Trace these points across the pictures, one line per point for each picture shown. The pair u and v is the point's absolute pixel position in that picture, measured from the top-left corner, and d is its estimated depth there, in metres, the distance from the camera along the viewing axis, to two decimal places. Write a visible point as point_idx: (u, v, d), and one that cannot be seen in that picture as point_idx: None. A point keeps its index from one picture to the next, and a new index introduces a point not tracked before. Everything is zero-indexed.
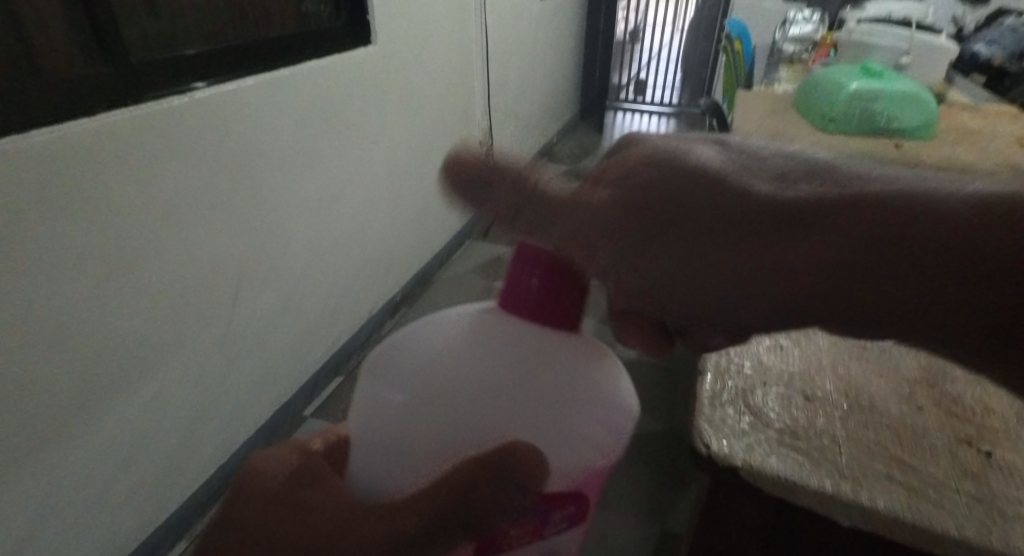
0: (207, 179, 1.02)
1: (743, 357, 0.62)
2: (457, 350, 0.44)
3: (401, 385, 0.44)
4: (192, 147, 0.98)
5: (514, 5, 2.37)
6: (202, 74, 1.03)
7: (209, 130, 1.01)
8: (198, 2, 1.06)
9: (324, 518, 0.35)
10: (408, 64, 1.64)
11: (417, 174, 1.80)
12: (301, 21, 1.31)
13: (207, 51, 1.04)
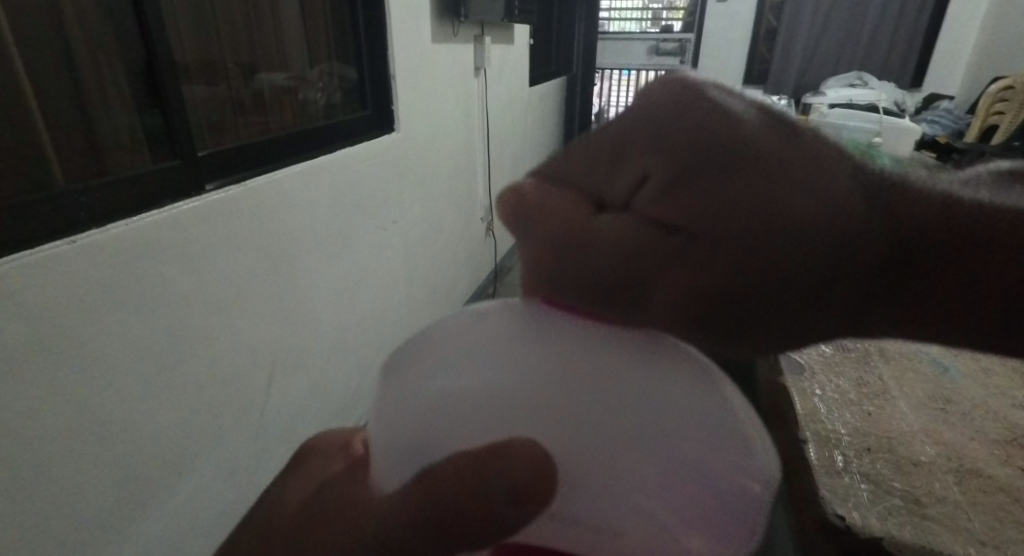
0: (251, 262, 1.02)
1: (836, 425, 0.64)
2: (491, 356, 0.39)
3: (427, 378, 0.41)
4: (239, 234, 0.98)
5: (508, 94, 2.53)
6: (247, 164, 1.05)
7: (255, 217, 1.02)
8: (244, 100, 1.14)
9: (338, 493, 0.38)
10: (423, 148, 1.71)
11: (430, 251, 1.83)
12: (330, 114, 1.39)
13: (258, 141, 1.09)
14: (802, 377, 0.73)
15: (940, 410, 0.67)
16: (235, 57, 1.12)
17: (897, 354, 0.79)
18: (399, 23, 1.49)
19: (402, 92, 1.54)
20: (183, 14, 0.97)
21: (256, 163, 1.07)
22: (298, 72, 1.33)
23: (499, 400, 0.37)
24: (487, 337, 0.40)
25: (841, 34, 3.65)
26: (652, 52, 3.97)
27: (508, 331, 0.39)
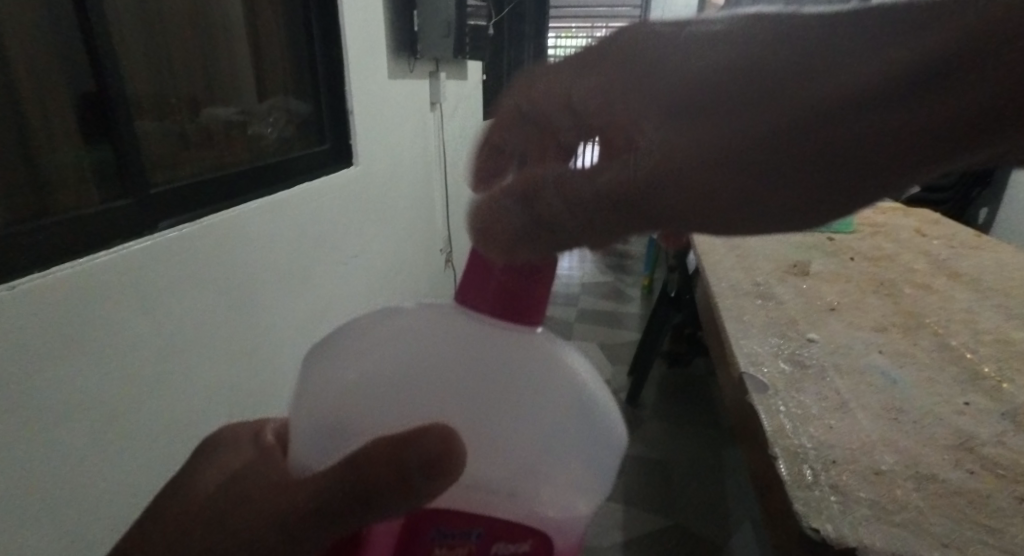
0: (208, 302, 0.99)
1: (804, 439, 0.66)
2: (407, 339, 0.40)
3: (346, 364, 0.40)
4: (196, 272, 0.95)
5: (463, 127, 2.57)
6: (201, 201, 1.02)
7: (213, 254, 1.00)
8: (201, 134, 1.11)
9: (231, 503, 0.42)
10: (382, 182, 1.72)
11: (390, 285, 1.82)
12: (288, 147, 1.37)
13: (214, 176, 1.06)
14: (767, 394, 0.76)
15: (894, 420, 0.71)
16: (180, 91, 1.06)
17: (851, 369, 0.84)
18: (356, 59, 1.50)
19: (360, 126, 1.55)
20: (138, 49, 0.94)
21: (211, 200, 1.05)
22: (249, 106, 1.27)
23: (447, 372, 0.39)
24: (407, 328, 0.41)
25: None
26: None
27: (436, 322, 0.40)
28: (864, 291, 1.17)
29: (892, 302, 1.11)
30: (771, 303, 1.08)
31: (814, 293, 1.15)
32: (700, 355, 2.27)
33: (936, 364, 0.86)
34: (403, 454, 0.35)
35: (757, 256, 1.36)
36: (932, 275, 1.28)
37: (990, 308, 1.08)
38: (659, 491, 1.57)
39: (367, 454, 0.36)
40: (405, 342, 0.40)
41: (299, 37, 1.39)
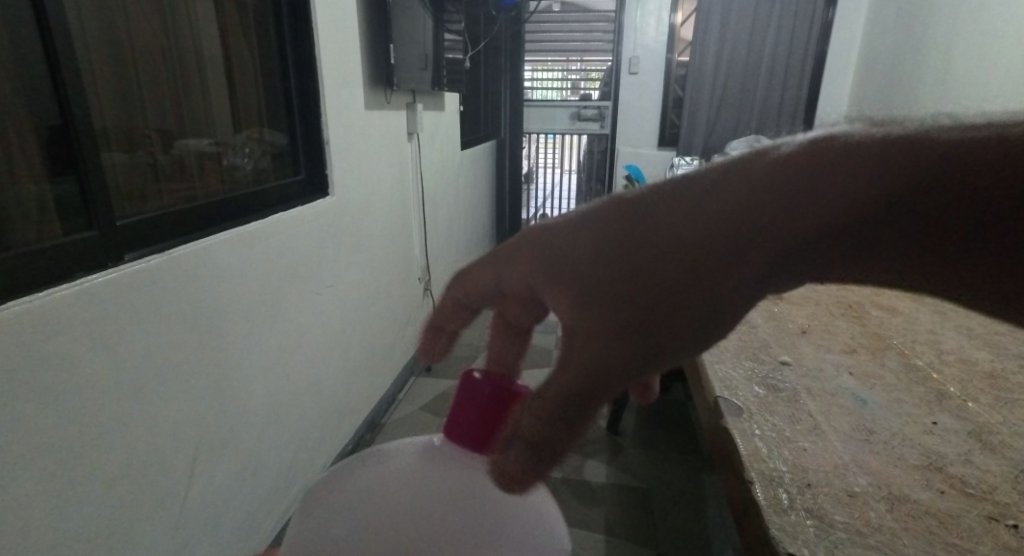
0: (175, 339, 0.96)
1: (779, 463, 0.67)
2: (396, 479, 0.55)
3: (350, 510, 0.54)
4: (164, 305, 0.94)
5: (441, 156, 2.60)
6: (170, 233, 1.01)
7: (181, 286, 0.98)
8: (175, 165, 1.11)
9: None
10: (358, 212, 1.71)
11: (365, 317, 1.81)
12: (262, 177, 1.37)
13: (183, 208, 1.05)
14: (742, 418, 0.77)
15: (865, 442, 0.71)
16: (152, 123, 1.04)
17: (822, 392, 0.85)
18: (332, 91, 1.52)
19: (336, 157, 1.56)
20: (106, 82, 0.94)
21: (178, 232, 1.03)
22: (223, 136, 1.26)
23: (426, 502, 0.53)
24: (392, 469, 0.56)
25: (736, 104, 4.06)
26: (574, 117, 4.32)
27: (416, 462, 0.56)
28: (834, 313, 1.19)
29: (860, 324, 1.13)
30: (744, 327, 1.10)
31: (786, 316, 1.17)
32: (677, 382, 2.27)
33: (904, 384, 0.88)
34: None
35: None
36: (897, 296, 1.31)
37: (953, 328, 1.11)
38: (639, 518, 1.56)
39: None
40: (395, 481, 0.55)
41: (274, 69, 1.40)
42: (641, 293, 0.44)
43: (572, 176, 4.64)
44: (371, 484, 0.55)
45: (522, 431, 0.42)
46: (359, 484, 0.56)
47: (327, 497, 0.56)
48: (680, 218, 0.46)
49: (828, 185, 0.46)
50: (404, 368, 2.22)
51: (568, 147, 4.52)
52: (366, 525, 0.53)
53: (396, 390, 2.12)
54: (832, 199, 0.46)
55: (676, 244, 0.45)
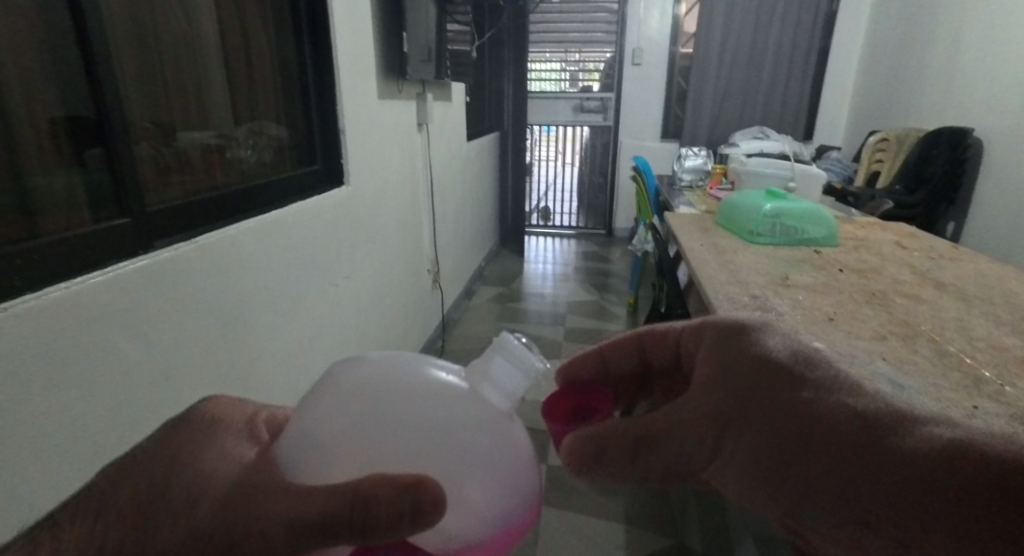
0: (204, 328, 0.96)
1: None
2: (413, 390, 0.54)
3: (352, 403, 0.53)
4: (194, 295, 0.93)
5: (449, 148, 2.59)
6: (194, 223, 1.00)
7: (209, 275, 0.97)
8: (197, 154, 1.09)
9: (198, 481, 0.51)
10: (373, 203, 1.71)
11: (379, 309, 1.80)
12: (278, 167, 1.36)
13: (206, 197, 1.04)
14: None
15: None
16: (161, 113, 0.99)
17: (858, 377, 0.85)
18: (348, 80, 1.51)
19: (351, 147, 1.55)
20: (129, 68, 0.92)
21: (187, 226, 0.98)
22: (229, 128, 1.21)
23: (431, 423, 0.52)
24: (409, 381, 0.54)
25: (740, 96, 4.05)
26: (576, 109, 4.34)
27: (437, 384, 0.54)
28: (858, 301, 1.19)
29: (886, 312, 1.13)
30: (771, 315, 1.10)
31: (810, 304, 1.17)
32: None
33: (938, 369, 0.88)
34: (403, 499, 0.47)
35: (748, 271, 1.39)
36: (917, 285, 1.32)
37: (979, 316, 1.12)
38: (656, 505, 1.57)
39: (372, 488, 0.47)
40: (409, 392, 0.54)
41: (289, 58, 1.38)
42: (724, 399, 0.51)
43: (574, 170, 4.62)
44: (385, 383, 0.54)
45: (596, 436, 0.54)
46: (372, 380, 0.54)
47: (334, 385, 0.55)
48: (819, 373, 0.51)
49: (936, 438, 0.45)
50: None
51: (570, 140, 4.52)
52: (363, 421, 0.52)
53: None
54: (925, 442, 0.45)
55: (789, 400, 0.49)
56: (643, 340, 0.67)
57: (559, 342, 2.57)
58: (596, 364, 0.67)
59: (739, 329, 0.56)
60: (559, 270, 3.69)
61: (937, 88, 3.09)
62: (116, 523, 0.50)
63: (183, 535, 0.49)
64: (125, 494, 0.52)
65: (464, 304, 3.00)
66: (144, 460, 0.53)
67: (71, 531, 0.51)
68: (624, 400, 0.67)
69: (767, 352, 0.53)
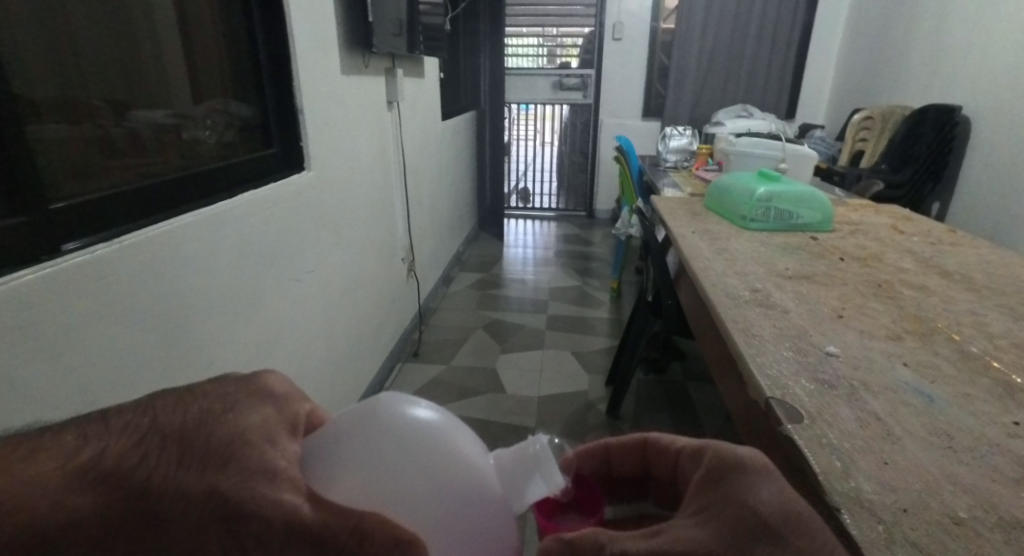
0: (142, 338, 0.86)
1: (863, 481, 0.58)
2: (451, 447, 0.53)
3: (395, 435, 0.51)
4: (126, 300, 0.83)
5: (422, 128, 2.43)
6: (121, 220, 0.87)
7: (144, 278, 0.86)
8: (133, 138, 0.94)
9: (223, 430, 0.44)
10: (338, 189, 1.57)
11: (349, 303, 1.67)
12: (231, 150, 1.22)
13: (137, 190, 0.90)
14: (805, 425, 0.67)
15: (947, 449, 0.63)
16: (83, 92, 0.84)
17: (881, 387, 0.76)
18: (306, 53, 1.35)
19: (311, 127, 1.40)
20: (33, 37, 0.76)
21: (122, 222, 0.87)
22: (185, 107, 1.08)
23: (451, 485, 0.50)
24: (453, 439, 0.54)
25: (723, 72, 3.94)
26: (555, 86, 4.18)
27: (471, 450, 0.54)
28: (865, 294, 1.11)
29: (896, 306, 1.05)
30: (775, 313, 1.00)
31: (815, 298, 1.08)
32: (675, 361, 2.19)
33: (965, 376, 0.80)
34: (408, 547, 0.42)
35: (744, 260, 1.30)
36: (923, 273, 1.24)
37: (994, 308, 1.04)
38: None
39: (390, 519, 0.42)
40: (447, 449, 0.52)
41: (237, 27, 1.22)
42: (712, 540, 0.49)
43: (554, 149, 4.49)
44: (429, 433, 0.53)
45: (571, 541, 0.50)
46: (419, 424, 0.53)
47: (381, 413, 0.53)
48: (809, 533, 0.49)
49: None
50: (390, 354, 2.10)
51: (548, 119, 4.37)
52: (394, 455, 0.50)
53: (383, 377, 2.01)
54: None
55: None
56: (648, 447, 0.68)
57: (541, 331, 2.46)
58: (600, 463, 0.69)
59: (738, 468, 0.54)
60: (539, 254, 3.57)
61: (922, 64, 3.03)
62: (154, 450, 0.42)
63: (211, 487, 0.41)
64: (176, 420, 0.43)
65: (441, 292, 2.87)
66: (207, 397, 0.46)
67: (114, 433, 0.42)
68: (621, 500, 0.70)
69: (754, 505, 0.50)
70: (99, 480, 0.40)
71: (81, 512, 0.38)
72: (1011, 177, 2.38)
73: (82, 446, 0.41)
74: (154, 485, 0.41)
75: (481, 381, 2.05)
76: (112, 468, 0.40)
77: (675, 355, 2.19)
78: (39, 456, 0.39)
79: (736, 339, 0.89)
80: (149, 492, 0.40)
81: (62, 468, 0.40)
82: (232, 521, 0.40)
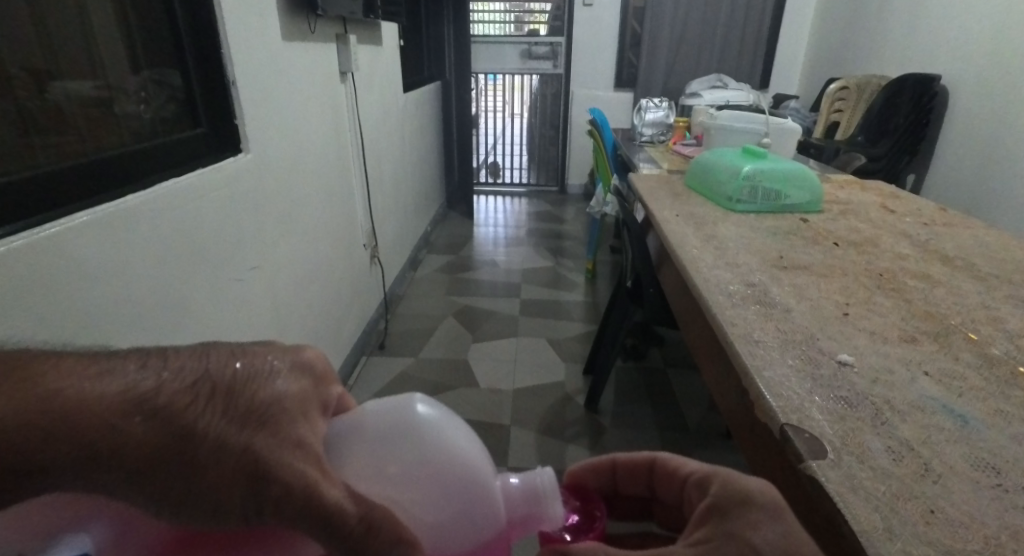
0: (68, 334, 0.78)
1: (910, 539, 0.48)
2: (467, 455, 0.48)
3: (411, 434, 0.48)
4: (47, 293, 0.74)
5: (381, 101, 2.24)
6: (21, 208, 0.74)
7: (71, 268, 0.78)
8: (34, 114, 0.80)
9: (269, 392, 0.44)
10: (284, 171, 1.40)
11: (301, 298, 1.51)
12: (164, 128, 1.08)
13: (43, 173, 0.78)
14: (830, 462, 0.57)
15: (997, 488, 0.54)
16: None
17: (907, 406, 0.66)
18: (236, 18, 1.17)
19: (247, 105, 1.23)
20: None
21: (28, 208, 0.75)
22: (115, 76, 0.97)
23: (459, 494, 0.47)
24: (469, 444, 0.49)
25: (696, 40, 3.81)
26: (524, 55, 3.98)
27: (486, 460, 0.50)
28: (867, 286, 1.02)
29: (903, 300, 0.96)
30: (776, 312, 0.90)
31: (816, 292, 0.98)
32: (653, 346, 2.11)
33: (995, 388, 0.71)
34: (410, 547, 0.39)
35: (734, 249, 1.19)
36: (922, 260, 1.16)
37: (1006, 300, 0.96)
38: None
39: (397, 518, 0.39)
40: (460, 457, 0.48)
41: None
42: None
43: (523, 121, 4.31)
44: (447, 437, 0.48)
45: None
46: (437, 427, 0.49)
47: (404, 405, 0.49)
48: None
49: None
50: (353, 348, 1.95)
51: (517, 90, 4.18)
52: (408, 453, 0.47)
53: (346, 372, 1.87)
54: None
55: None
56: (655, 468, 0.57)
57: (515, 317, 2.35)
58: (606, 480, 0.59)
59: (742, 503, 0.48)
60: (510, 233, 3.43)
61: (899, 32, 2.95)
62: (204, 396, 0.42)
63: (248, 445, 0.40)
64: (226, 372, 0.44)
65: (408, 276, 2.72)
66: (256, 357, 0.47)
67: (172, 371, 0.42)
68: (624, 519, 0.61)
69: (752, 541, 0.45)
70: (155, 414, 0.40)
71: (140, 437, 0.39)
72: (991, 149, 2.33)
73: (144, 376, 0.41)
74: (199, 428, 0.40)
75: (452, 375, 1.93)
76: (166, 405, 0.40)
77: (653, 341, 2.11)
78: (107, 379, 0.41)
79: (738, 348, 0.78)
80: (192, 434, 0.40)
81: (121, 401, 0.40)
82: (259, 484, 0.39)
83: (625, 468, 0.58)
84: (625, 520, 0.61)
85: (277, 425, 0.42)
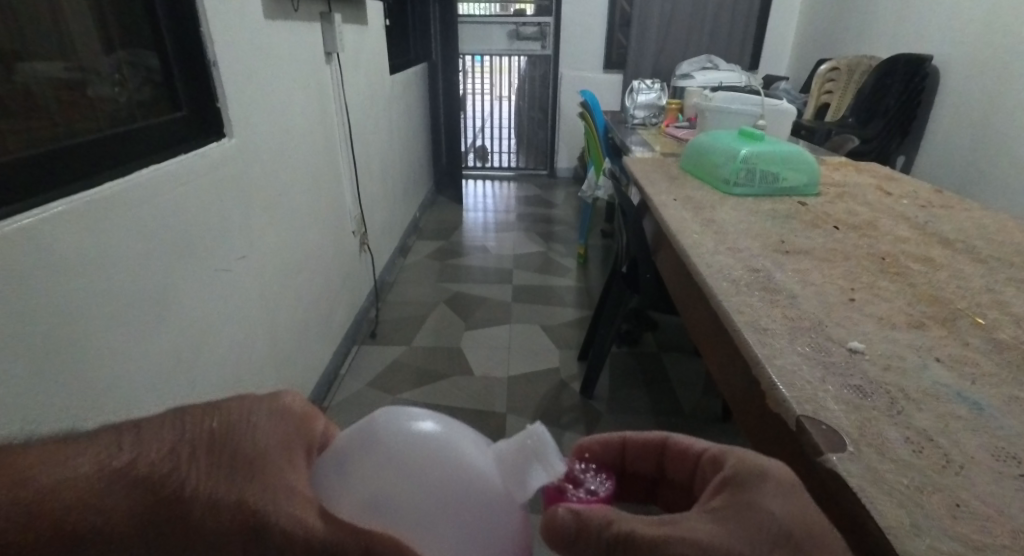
0: (45, 333, 0.73)
1: (935, 533, 0.46)
2: (457, 451, 0.46)
3: (395, 448, 0.45)
4: (18, 287, 0.69)
5: (367, 83, 2.17)
6: None
7: (45, 263, 0.73)
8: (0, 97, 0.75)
9: (251, 445, 0.42)
10: (268, 158, 1.35)
11: (289, 288, 1.46)
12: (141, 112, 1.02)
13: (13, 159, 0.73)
14: (850, 455, 0.55)
15: (1019, 478, 0.53)
16: None
17: (922, 394, 0.65)
18: None
19: (229, 88, 1.18)
20: None
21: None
22: (87, 57, 0.91)
23: (462, 494, 0.44)
24: (456, 440, 0.47)
25: (686, 20, 3.76)
26: (512, 36, 3.90)
27: (478, 450, 0.48)
28: (871, 270, 1.00)
29: (907, 283, 0.95)
30: (782, 299, 0.88)
31: (820, 277, 0.96)
32: (647, 331, 2.11)
33: (1006, 373, 0.70)
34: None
35: (735, 234, 1.17)
36: (923, 242, 1.15)
37: (1008, 282, 0.96)
38: None
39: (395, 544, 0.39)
40: (452, 457, 0.45)
41: None
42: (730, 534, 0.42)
43: (511, 104, 4.24)
44: (431, 437, 0.46)
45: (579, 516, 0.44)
46: (420, 433, 0.46)
47: (380, 421, 0.47)
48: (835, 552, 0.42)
49: None
50: (344, 338, 1.92)
51: (505, 72, 4.11)
52: (397, 469, 0.44)
53: (337, 363, 1.83)
54: None
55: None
56: (667, 449, 0.55)
57: (507, 304, 2.32)
58: (614, 458, 0.56)
59: (760, 476, 0.46)
60: (499, 218, 3.39)
61: (890, 12, 2.93)
62: (185, 459, 0.40)
63: (239, 500, 0.39)
64: (204, 430, 0.42)
65: (398, 263, 2.67)
66: (231, 410, 0.45)
67: (145, 440, 0.40)
68: (626, 500, 0.58)
69: (770, 510, 0.44)
70: (133, 482, 0.39)
71: (123, 512, 0.38)
72: (982, 130, 2.33)
73: (117, 451, 0.40)
74: (187, 493, 0.39)
75: (445, 363, 1.90)
76: (148, 473, 0.39)
77: (647, 325, 2.10)
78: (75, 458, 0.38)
79: (747, 337, 0.76)
80: (178, 500, 0.39)
81: (96, 475, 0.38)
82: (256, 533, 0.38)
83: (637, 446, 0.56)
84: (626, 500, 0.58)
85: (267, 477, 0.41)
